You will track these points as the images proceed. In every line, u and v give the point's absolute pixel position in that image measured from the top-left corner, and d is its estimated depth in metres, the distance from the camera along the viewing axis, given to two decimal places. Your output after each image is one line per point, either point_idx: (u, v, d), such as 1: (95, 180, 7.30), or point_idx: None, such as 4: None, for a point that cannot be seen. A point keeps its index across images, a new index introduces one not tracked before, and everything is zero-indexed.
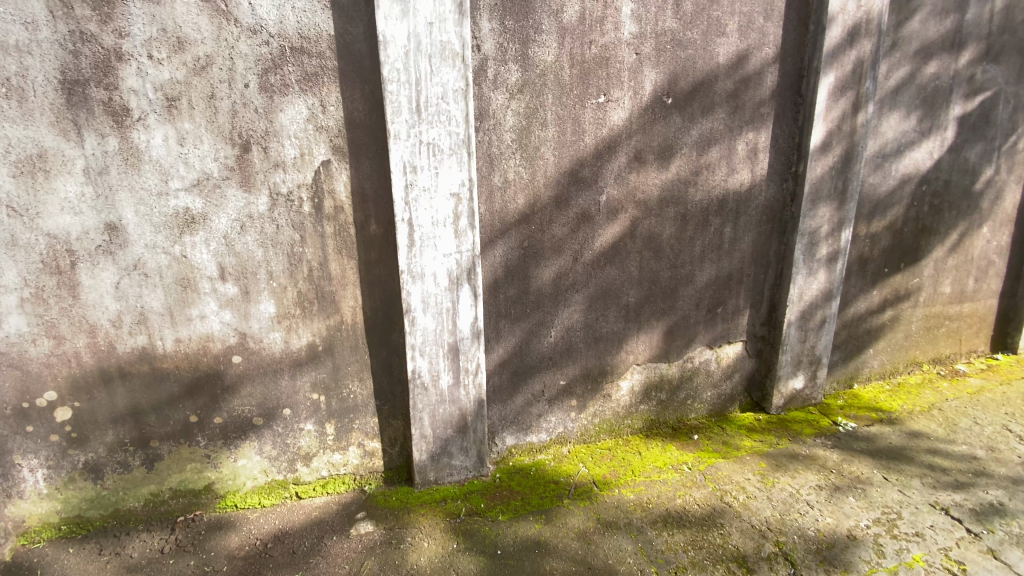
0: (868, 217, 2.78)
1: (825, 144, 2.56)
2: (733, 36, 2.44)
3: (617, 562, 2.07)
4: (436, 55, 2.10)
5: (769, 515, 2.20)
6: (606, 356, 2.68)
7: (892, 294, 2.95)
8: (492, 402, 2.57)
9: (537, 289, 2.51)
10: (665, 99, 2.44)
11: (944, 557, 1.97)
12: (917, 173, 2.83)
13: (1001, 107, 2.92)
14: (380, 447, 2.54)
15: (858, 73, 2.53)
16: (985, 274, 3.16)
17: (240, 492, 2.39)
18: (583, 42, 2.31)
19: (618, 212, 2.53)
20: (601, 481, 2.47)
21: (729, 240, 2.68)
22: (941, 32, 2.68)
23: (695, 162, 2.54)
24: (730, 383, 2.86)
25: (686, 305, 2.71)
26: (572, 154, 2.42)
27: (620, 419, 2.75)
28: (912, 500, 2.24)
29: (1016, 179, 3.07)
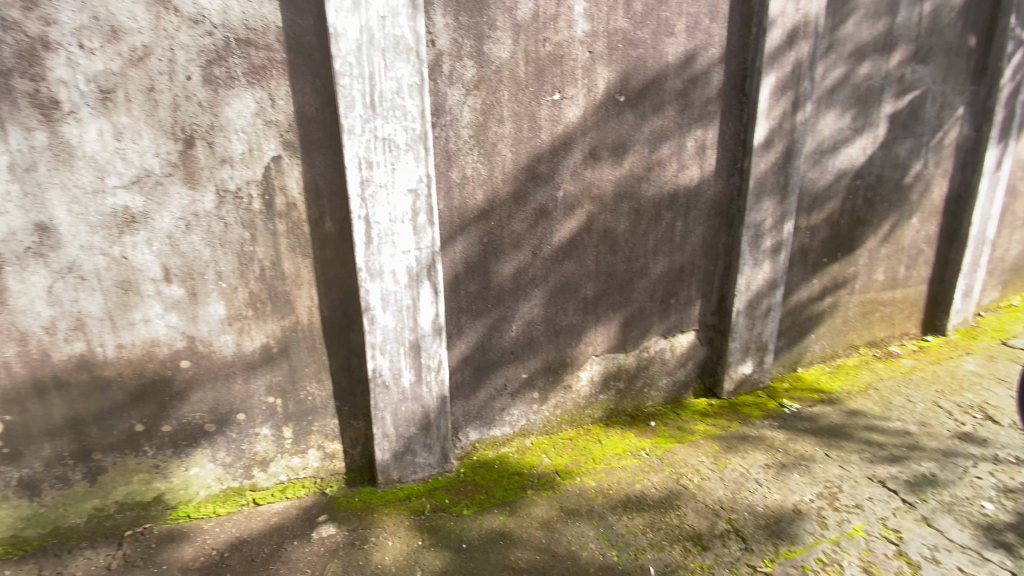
0: (808, 210, 2.95)
1: (767, 141, 2.69)
2: (681, 36, 2.53)
3: (579, 548, 2.12)
4: (389, 49, 2.08)
5: (722, 495, 2.31)
6: (566, 348, 2.73)
7: (830, 282, 3.14)
8: (456, 399, 2.56)
9: (498, 284, 2.52)
10: (618, 97, 2.50)
11: (882, 526, 2.11)
12: (851, 168, 3.01)
13: (926, 106, 3.14)
14: (341, 449, 2.50)
15: (797, 73, 2.67)
16: (914, 262, 3.40)
17: (193, 501, 2.30)
18: (537, 39, 2.33)
19: (574, 208, 2.57)
20: (563, 470, 2.54)
21: (681, 233, 2.79)
22: (872, 35, 2.85)
23: (647, 158, 2.62)
24: (684, 371, 2.97)
25: (641, 297, 2.81)
26: (529, 150, 2.44)
27: (581, 410, 2.82)
28: (851, 474, 2.39)
29: (940, 173, 3.31)
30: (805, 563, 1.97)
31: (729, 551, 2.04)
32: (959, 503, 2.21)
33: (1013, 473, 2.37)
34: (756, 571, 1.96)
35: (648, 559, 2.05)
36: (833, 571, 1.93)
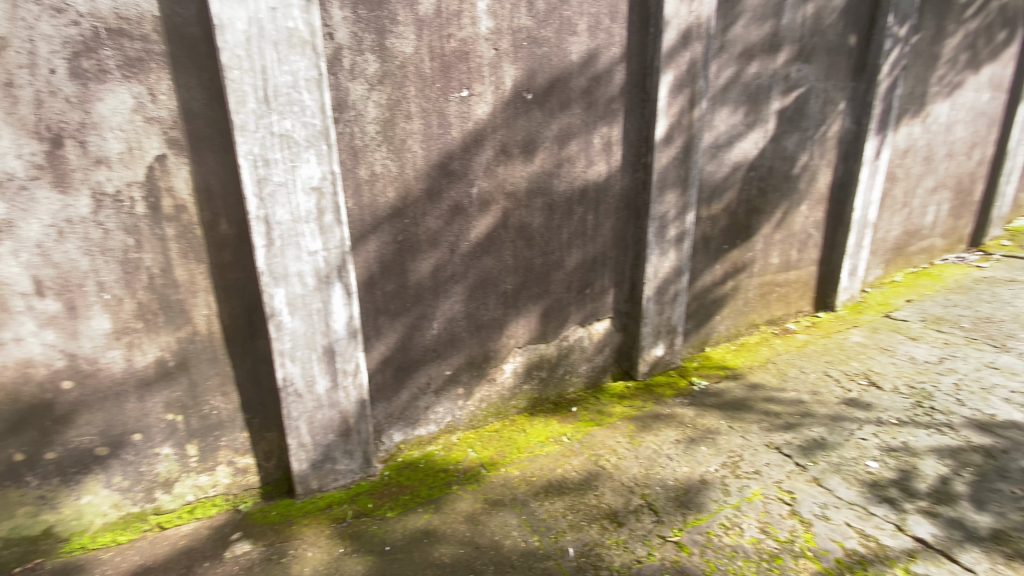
0: (708, 201, 3.19)
1: (667, 137, 2.86)
2: (583, 35, 2.61)
3: (502, 537, 2.17)
4: (282, 42, 1.98)
5: (636, 472, 2.45)
6: (489, 343, 2.74)
7: (731, 267, 3.40)
8: (377, 402, 2.50)
9: (416, 282, 2.45)
10: (525, 95, 2.54)
11: (777, 489, 2.29)
12: (745, 161, 3.27)
13: (810, 103, 3.43)
14: (254, 463, 2.41)
15: (693, 72, 2.83)
16: (805, 246, 3.73)
17: (89, 531, 2.12)
18: (441, 35, 2.30)
19: (489, 204, 2.56)
20: (489, 463, 2.58)
21: (592, 226, 2.90)
22: (760, 36, 3.06)
23: (556, 155, 2.69)
24: (602, 356, 3.16)
25: (558, 288, 2.89)
26: (441, 146, 2.39)
27: (506, 402, 2.87)
28: (752, 442, 2.59)
29: (824, 164, 3.64)
30: (709, 528, 2.11)
31: (642, 524, 2.16)
32: (846, 463, 2.42)
33: (894, 433, 2.60)
34: (665, 541, 2.08)
35: (568, 540, 2.13)
36: (733, 533, 2.08)
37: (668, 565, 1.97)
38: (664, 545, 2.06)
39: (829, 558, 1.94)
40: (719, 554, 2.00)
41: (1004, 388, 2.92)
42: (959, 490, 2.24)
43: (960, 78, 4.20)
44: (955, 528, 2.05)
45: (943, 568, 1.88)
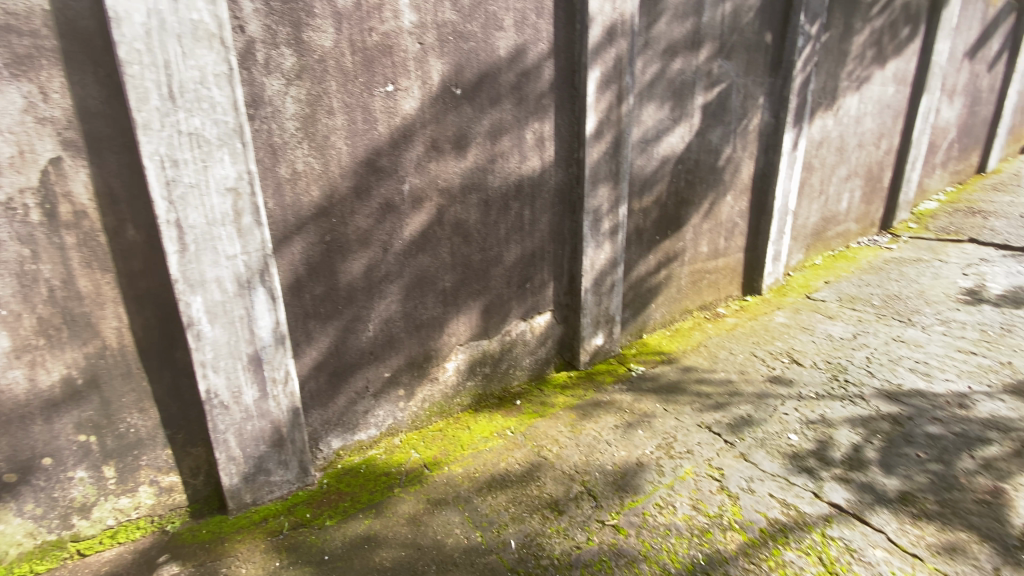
0: (639, 194, 3.31)
1: (597, 132, 2.91)
2: (511, 30, 2.59)
3: (445, 535, 2.15)
4: (187, 35, 1.85)
5: (577, 460, 2.52)
6: (429, 342, 2.69)
7: (663, 257, 3.57)
8: (312, 408, 2.43)
9: (348, 283, 2.38)
10: (453, 90, 2.48)
11: (708, 466, 2.41)
12: (673, 154, 3.40)
13: (732, 98, 3.59)
14: (179, 480, 2.26)
15: (619, 68, 2.90)
16: (732, 234, 3.93)
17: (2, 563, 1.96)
18: (362, 28, 2.21)
19: (422, 200, 2.49)
20: (432, 462, 2.56)
21: (529, 221, 2.91)
22: (682, 34, 3.17)
23: (489, 150, 2.65)
24: (544, 348, 3.21)
25: (498, 284, 2.88)
26: (367, 143, 2.31)
27: (449, 400, 2.85)
28: (685, 423, 2.71)
29: (747, 155, 3.84)
30: (645, 509, 2.20)
31: (582, 511, 2.22)
32: (770, 437, 2.57)
33: (813, 406, 2.78)
34: (604, 525, 2.14)
35: (510, 533, 2.15)
36: (667, 512, 2.17)
37: (606, 548, 2.03)
38: (602, 529, 2.12)
39: (754, 529, 2.06)
40: (654, 533, 2.08)
41: (909, 359, 3.18)
42: (870, 456, 2.41)
43: (867, 73, 4.52)
44: (866, 492, 2.21)
45: (855, 530, 2.03)
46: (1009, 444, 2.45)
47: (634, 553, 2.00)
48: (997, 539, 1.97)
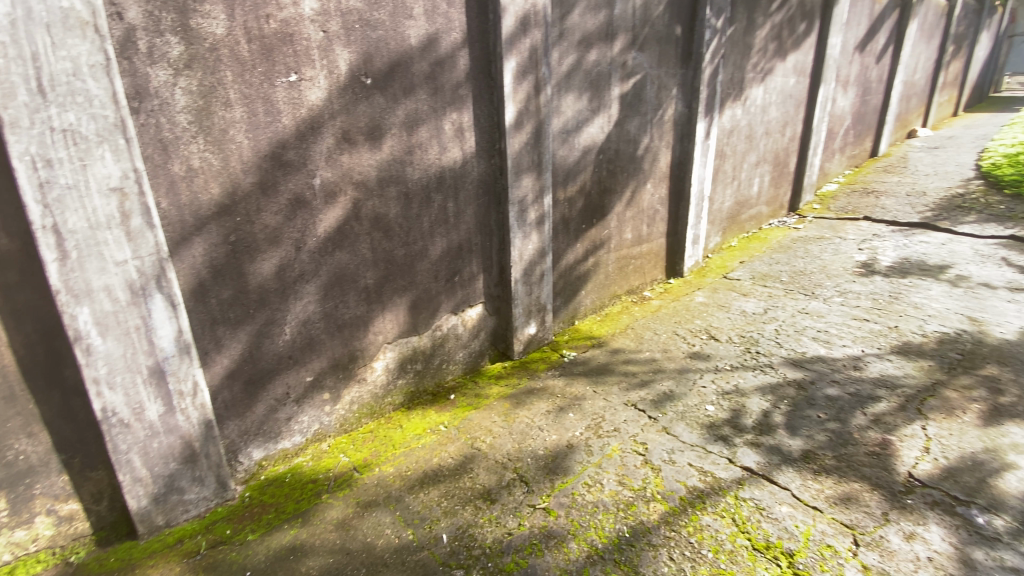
0: (563, 184, 3.37)
1: (517, 122, 2.92)
2: (421, 19, 2.50)
3: (375, 537, 2.10)
4: (57, 24, 1.64)
5: (509, 448, 2.54)
6: (353, 341, 2.61)
7: (590, 245, 3.69)
8: (227, 420, 2.28)
9: (258, 285, 2.25)
10: (364, 79, 2.37)
11: (633, 442, 2.52)
12: (594, 144, 3.49)
13: (647, 89, 3.73)
14: (80, 508, 2.07)
15: (535, 58, 2.91)
16: (654, 221, 4.13)
17: None
18: (259, 15, 2.05)
19: (336, 195, 2.39)
20: (362, 464, 2.49)
21: (454, 213, 2.88)
22: (596, 25, 3.24)
23: (406, 141, 2.57)
24: (478, 341, 3.20)
25: (425, 279, 2.83)
26: (271, 135, 2.17)
27: (379, 400, 2.78)
28: (613, 403, 2.84)
29: (665, 144, 4.01)
30: (574, 489, 2.26)
31: (514, 497, 2.24)
32: (689, 410, 2.73)
33: (728, 377, 2.98)
34: (535, 509, 2.17)
35: (442, 527, 2.12)
36: (595, 490, 2.24)
37: (537, 531, 2.06)
38: (534, 513, 2.15)
39: (675, 498, 2.17)
40: (583, 512, 2.14)
41: (812, 329, 3.46)
42: (777, 420, 2.60)
43: (770, 65, 4.83)
44: (774, 454, 2.38)
45: (764, 489, 2.18)
46: (894, 400, 2.71)
47: (563, 534, 2.04)
48: (885, 486, 2.17)
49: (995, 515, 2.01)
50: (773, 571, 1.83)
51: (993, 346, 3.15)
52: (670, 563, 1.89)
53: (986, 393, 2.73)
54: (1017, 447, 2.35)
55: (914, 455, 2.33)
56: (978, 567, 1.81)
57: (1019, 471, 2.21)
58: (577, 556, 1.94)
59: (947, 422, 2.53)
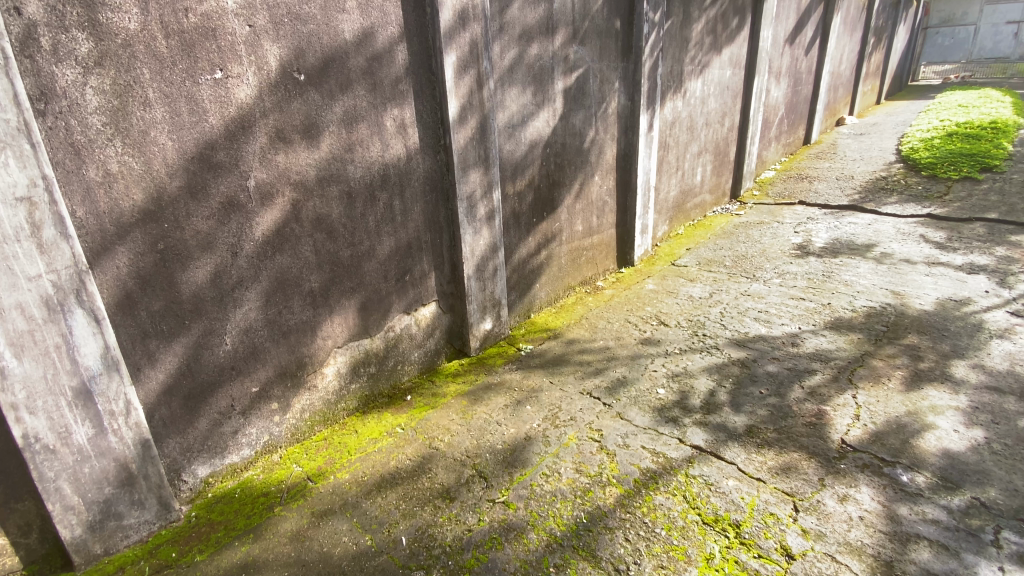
0: (512, 178, 3.38)
1: (461, 117, 2.90)
2: (355, 13, 2.43)
3: (332, 546, 2.05)
4: None
5: (468, 445, 2.54)
6: (301, 347, 2.53)
7: (543, 238, 3.73)
8: (167, 437, 2.15)
9: (192, 294, 2.13)
10: (296, 75, 2.28)
11: (589, 429, 2.58)
12: (540, 138, 3.52)
13: (590, 83, 3.78)
14: (7, 542, 1.90)
15: (476, 53, 2.90)
16: (603, 212, 4.22)
17: None
18: (176, 9, 1.92)
19: (272, 196, 2.30)
20: (316, 473, 2.42)
21: (400, 211, 2.83)
22: (536, 19, 3.25)
23: (346, 139, 2.51)
24: (433, 340, 3.18)
25: (373, 279, 2.77)
26: (197, 136, 2.05)
27: (332, 406, 2.71)
28: (569, 393, 2.89)
29: (610, 137, 4.10)
30: (533, 480, 2.28)
31: (473, 494, 2.24)
32: (641, 394, 2.81)
33: (677, 361, 3.10)
34: (494, 503, 2.18)
35: (400, 530, 2.10)
36: (553, 479, 2.28)
37: (497, 525, 2.07)
38: (493, 507, 2.16)
39: (629, 480, 2.23)
40: (542, 502, 2.17)
41: (754, 309, 3.64)
42: (723, 399, 2.73)
43: (707, 58, 5.01)
44: (720, 431, 2.49)
45: (712, 466, 2.28)
46: (828, 372, 2.89)
47: (523, 525, 2.06)
48: (821, 454, 2.31)
49: (917, 472, 2.18)
50: (722, 542, 1.91)
51: (913, 317, 3.41)
52: (626, 544, 1.94)
53: (908, 360, 2.96)
54: (935, 408, 2.56)
55: (846, 423, 2.49)
56: (903, 522, 1.95)
57: (937, 430, 2.41)
58: (536, 546, 1.97)
59: (875, 390, 2.72)
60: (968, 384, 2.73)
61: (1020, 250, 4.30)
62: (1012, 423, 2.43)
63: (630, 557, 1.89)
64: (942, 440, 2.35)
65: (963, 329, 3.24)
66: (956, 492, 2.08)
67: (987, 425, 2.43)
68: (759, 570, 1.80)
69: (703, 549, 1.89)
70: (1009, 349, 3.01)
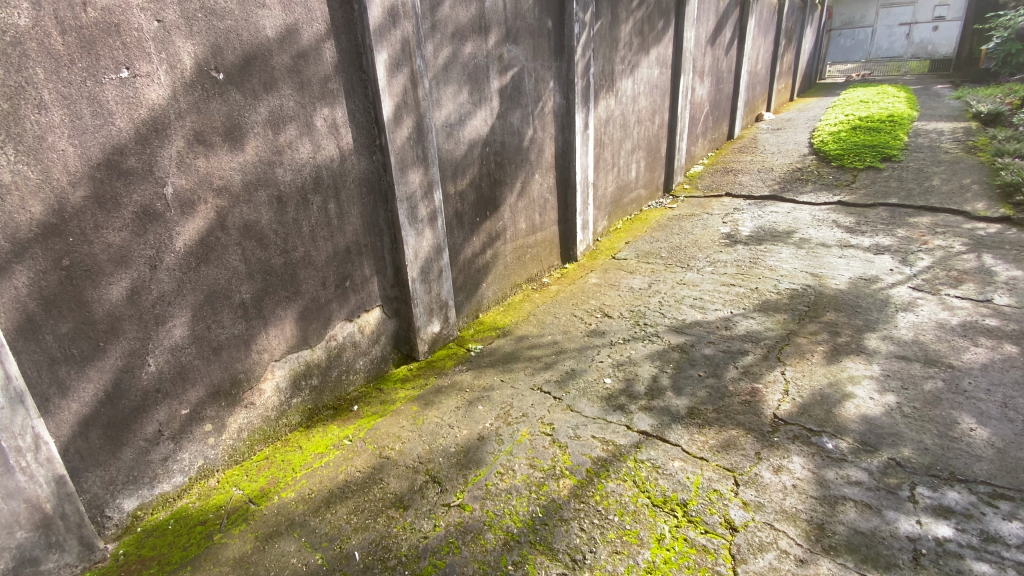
0: (453, 178, 3.35)
1: (396, 117, 2.84)
2: (277, 9, 2.31)
3: (280, 569, 1.95)
4: None
5: (419, 451, 2.49)
6: (235, 363, 2.38)
7: (487, 238, 3.73)
8: (85, 472, 1.95)
9: (107, 313, 1.94)
10: (213, 74, 2.14)
11: (541, 424, 2.61)
12: (479, 137, 3.51)
13: (525, 82, 3.83)
14: None
15: (408, 51, 2.84)
16: (544, 210, 4.29)
17: None
18: (73, 3, 1.75)
19: (193, 205, 2.14)
20: (259, 495, 2.30)
21: (337, 215, 2.73)
22: (468, 18, 3.24)
23: (273, 141, 2.38)
24: (379, 346, 3.10)
25: (311, 287, 2.66)
26: (104, 140, 1.87)
27: (273, 423, 2.59)
28: (520, 389, 2.92)
29: (547, 135, 4.17)
30: (487, 480, 2.28)
31: (427, 500, 2.21)
32: (590, 385, 2.89)
33: (622, 350, 3.20)
34: (449, 507, 2.16)
35: (353, 545, 2.03)
36: (507, 477, 2.28)
37: (453, 529, 2.05)
38: (448, 511, 2.14)
39: (581, 470, 2.28)
40: (497, 500, 2.17)
41: (689, 297, 3.82)
42: (665, 383, 2.85)
43: (636, 59, 5.20)
44: (665, 414, 2.60)
45: (658, 449, 2.37)
46: (759, 351, 3.09)
47: (479, 526, 2.05)
48: (756, 429, 2.46)
49: (840, 439, 2.37)
50: (671, 522, 1.99)
51: (831, 296, 3.71)
52: (581, 533, 1.98)
53: (828, 335, 3.22)
54: (853, 378, 2.79)
55: (777, 398, 2.67)
56: (831, 486, 2.12)
57: (855, 398, 2.64)
58: (493, 545, 1.96)
59: (800, 365, 2.94)
60: (879, 354, 3.00)
61: (917, 231, 4.78)
62: (918, 387, 2.70)
63: (586, 546, 1.93)
64: (861, 407, 2.57)
65: (873, 304, 3.56)
66: (874, 454, 2.28)
67: (897, 390, 2.69)
68: (706, 545, 1.89)
69: (654, 531, 1.96)
70: (912, 320, 3.34)
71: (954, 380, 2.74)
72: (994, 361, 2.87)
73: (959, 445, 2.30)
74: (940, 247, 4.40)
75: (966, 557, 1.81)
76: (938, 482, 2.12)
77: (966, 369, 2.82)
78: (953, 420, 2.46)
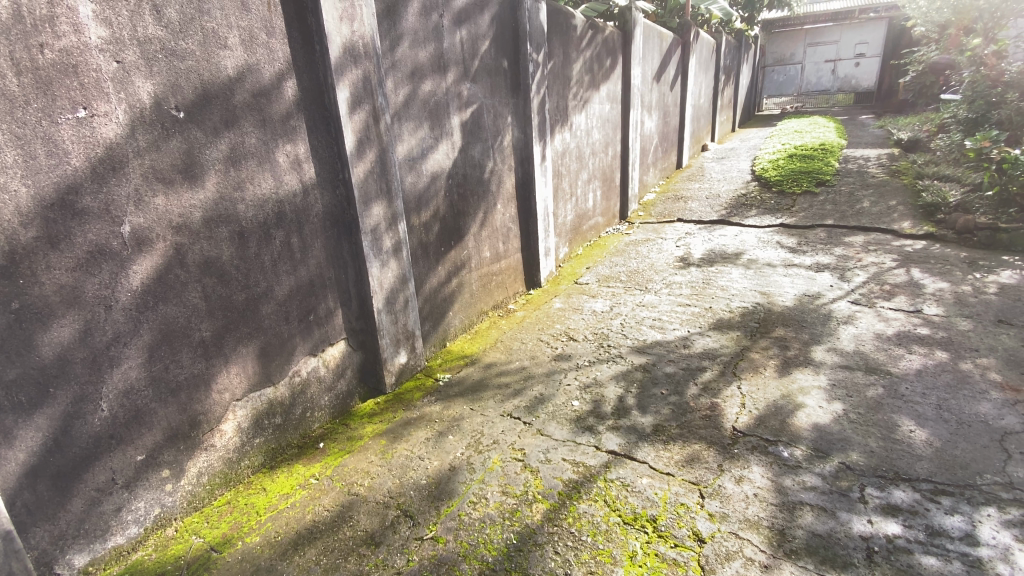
0: (416, 210, 3.41)
1: (358, 151, 2.89)
2: (238, 49, 2.35)
3: None
4: None
5: (390, 485, 2.46)
6: (194, 404, 2.30)
7: (452, 267, 3.78)
8: (32, 527, 1.83)
9: (57, 357, 1.86)
10: (173, 112, 2.14)
11: (512, 450, 2.63)
12: (441, 170, 3.60)
13: (483, 118, 3.97)
14: None
15: (369, 88, 2.92)
16: (507, 238, 4.40)
17: None
18: (29, 45, 1.73)
19: (150, 242, 2.10)
20: (221, 542, 2.19)
21: (300, 249, 2.73)
22: (426, 57, 3.37)
23: (234, 177, 2.38)
24: (345, 381, 3.07)
25: (274, 322, 2.62)
26: (58, 179, 1.83)
27: (235, 465, 2.49)
28: (490, 417, 2.93)
29: (507, 167, 4.31)
30: (460, 511, 2.27)
31: (399, 535, 2.17)
32: (558, 408, 2.94)
33: (588, 372, 3.29)
34: (422, 540, 2.13)
35: None
36: (480, 506, 2.28)
37: (426, 562, 2.02)
38: (421, 545, 2.11)
39: (554, 494, 2.31)
40: (470, 530, 2.16)
41: (648, 318, 3.97)
42: (630, 402, 2.94)
43: (588, 95, 5.49)
44: (631, 433, 2.68)
45: (627, 468, 2.43)
46: (716, 367, 3.24)
47: (453, 557, 2.03)
48: (717, 442, 2.57)
49: (794, 447, 2.51)
50: (642, 538, 2.04)
51: (778, 312, 3.95)
52: (556, 556, 1.99)
53: (778, 350, 3.42)
54: (803, 388, 2.97)
55: (735, 411, 2.80)
56: (789, 492, 2.23)
57: (806, 408, 2.80)
58: None
59: (755, 378, 3.10)
60: (826, 364, 3.21)
61: (852, 249, 5.18)
62: (862, 394, 2.90)
63: (561, 568, 1.94)
64: (812, 416, 2.72)
65: (817, 318, 3.82)
66: (826, 459, 2.42)
67: (843, 398, 2.87)
68: (676, 559, 1.94)
69: (626, 548, 2.00)
70: (853, 332, 3.59)
71: (893, 386, 2.96)
72: (927, 367, 3.12)
73: (901, 446, 2.47)
74: (873, 264, 4.77)
75: (914, 552, 1.93)
76: (885, 482, 2.27)
77: (902, 375, 3.05)
78: (895, 423, 2.65)
